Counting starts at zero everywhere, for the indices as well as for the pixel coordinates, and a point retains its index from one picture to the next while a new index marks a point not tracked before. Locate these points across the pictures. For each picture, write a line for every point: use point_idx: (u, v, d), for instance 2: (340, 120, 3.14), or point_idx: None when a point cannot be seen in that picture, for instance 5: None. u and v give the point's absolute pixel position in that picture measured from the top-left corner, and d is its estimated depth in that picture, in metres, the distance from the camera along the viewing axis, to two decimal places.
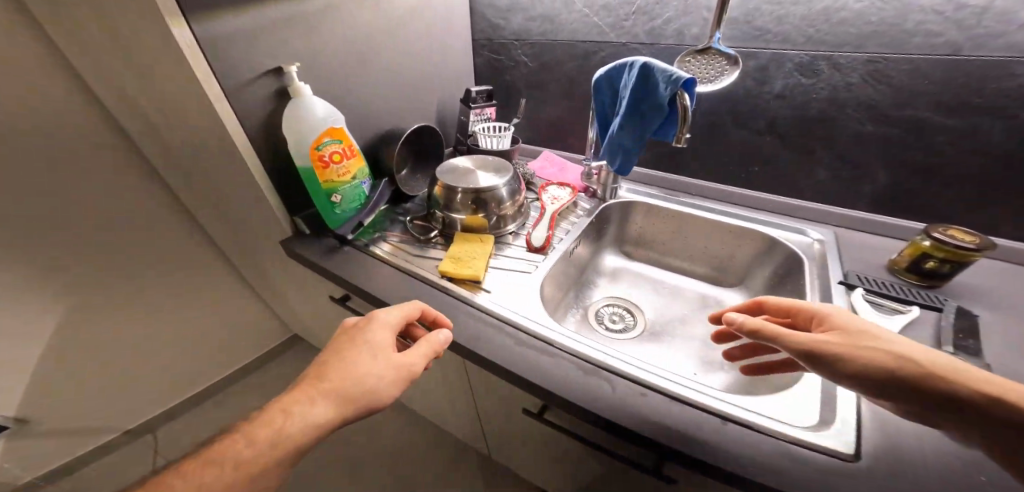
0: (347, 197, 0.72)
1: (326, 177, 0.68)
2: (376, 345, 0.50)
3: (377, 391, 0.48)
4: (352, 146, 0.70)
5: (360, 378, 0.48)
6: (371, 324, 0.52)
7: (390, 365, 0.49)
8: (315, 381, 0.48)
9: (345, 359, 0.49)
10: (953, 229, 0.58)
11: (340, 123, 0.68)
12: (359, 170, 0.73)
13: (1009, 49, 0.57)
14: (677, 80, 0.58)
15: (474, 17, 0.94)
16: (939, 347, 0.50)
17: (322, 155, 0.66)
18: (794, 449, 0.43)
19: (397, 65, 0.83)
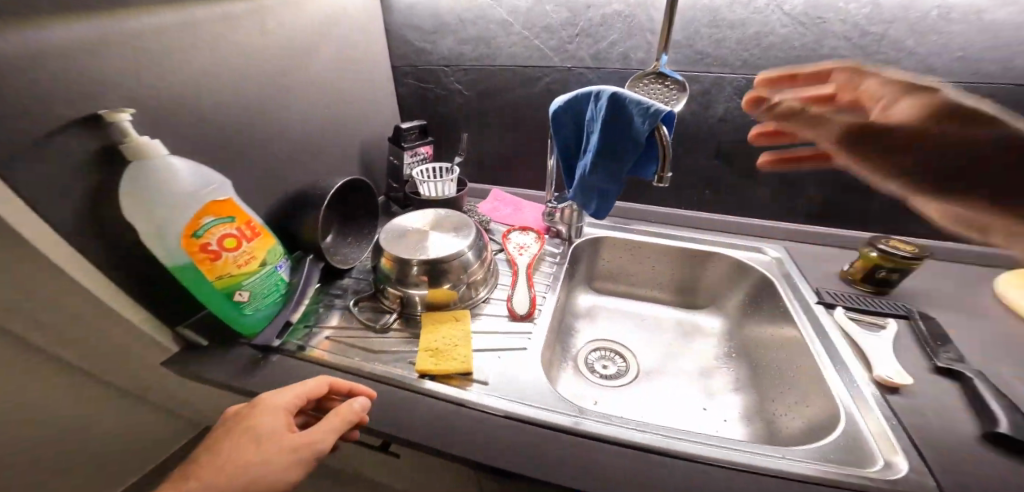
0: (258, 292, 0.53)
1: (219, 273, 0.48)
2: (263, 431, 0.40)
3: (260, 485, 0.37)
4: (249, 222, 0.52)
5: (237, 473, 0.38)
6: (262, 405, 0.42)
7: (278, 451, 0.39)
8: (182, 481, 0.38)
9: (223, 451, 0.39)
10: (894, 240, 0.65)
11: (224, 194, 0.50)
12: (269, 251, 0.54)
13: (900, 73, 0.66)
14: (658, 113, 0.53)
15: (392, 41, 0.82)
16: (931, 358, 0.51)
17: (207, 245, 0.47)
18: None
19: (300, 101, 0.66)
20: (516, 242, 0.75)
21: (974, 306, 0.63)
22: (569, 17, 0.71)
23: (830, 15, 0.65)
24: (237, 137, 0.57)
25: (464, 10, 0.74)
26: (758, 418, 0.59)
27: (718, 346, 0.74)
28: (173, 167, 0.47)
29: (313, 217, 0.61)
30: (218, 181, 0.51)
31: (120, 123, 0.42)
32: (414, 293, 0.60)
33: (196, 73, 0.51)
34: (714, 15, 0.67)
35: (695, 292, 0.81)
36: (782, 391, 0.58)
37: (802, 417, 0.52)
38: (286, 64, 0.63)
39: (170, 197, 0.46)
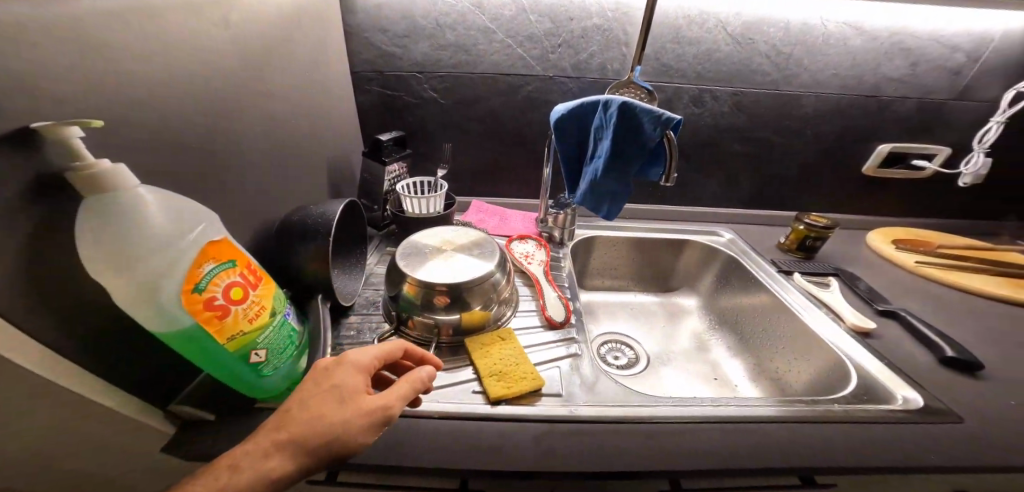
0: (276, 348, 0.42)
1: (231, 333, 0.37)
2: (348, 387, 0.39)
3: (339, 436, 0.37)
4: (250, 264, 0.40)
5: (325, 429, 0.37)
6: (342, 361, 0.42)
7: (363, 408, 0.38)
8: (270, 428, 0.37)
9: (309, 402, 0.38)
10: (813, 215, 0.80)
11: (217, 232, 0.38)
12: (278, 296, 0.43)
13: (803, 85, 0.78)
14: (670, 121, 0.57)
15: (351, 44, 0.72)
16: (872, 304, 0.67)
17: (213, 300, 0.36)
18: (913, 414, 0.48)
19: (270, 117, 0.53)
20: (521, 251, 0.75)
21: (871, 261, 0.81)
22: (552, 28, 0.72)
23: (759, 38, 0.74)
24: (205, 167, 0.44)
25: (441, 15, 0.70)
26: (760, 376, 0.71)
27: (701, 319, 0.86)
28: (147, 204, 0.35)
29: (321, 250, 0.47)
30: (204, 213, 0.39)
31: (69, 141, 0.30)
32: (445, 319, 0.56)
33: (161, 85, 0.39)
34: (677, 32, 0.73)
35: (671, 277, 0.92)
36: (773, 349, 0.70)
37: (806, 371, 0.63)
38: (262, 73, 0.52)
39: (152, 244, 0.34)
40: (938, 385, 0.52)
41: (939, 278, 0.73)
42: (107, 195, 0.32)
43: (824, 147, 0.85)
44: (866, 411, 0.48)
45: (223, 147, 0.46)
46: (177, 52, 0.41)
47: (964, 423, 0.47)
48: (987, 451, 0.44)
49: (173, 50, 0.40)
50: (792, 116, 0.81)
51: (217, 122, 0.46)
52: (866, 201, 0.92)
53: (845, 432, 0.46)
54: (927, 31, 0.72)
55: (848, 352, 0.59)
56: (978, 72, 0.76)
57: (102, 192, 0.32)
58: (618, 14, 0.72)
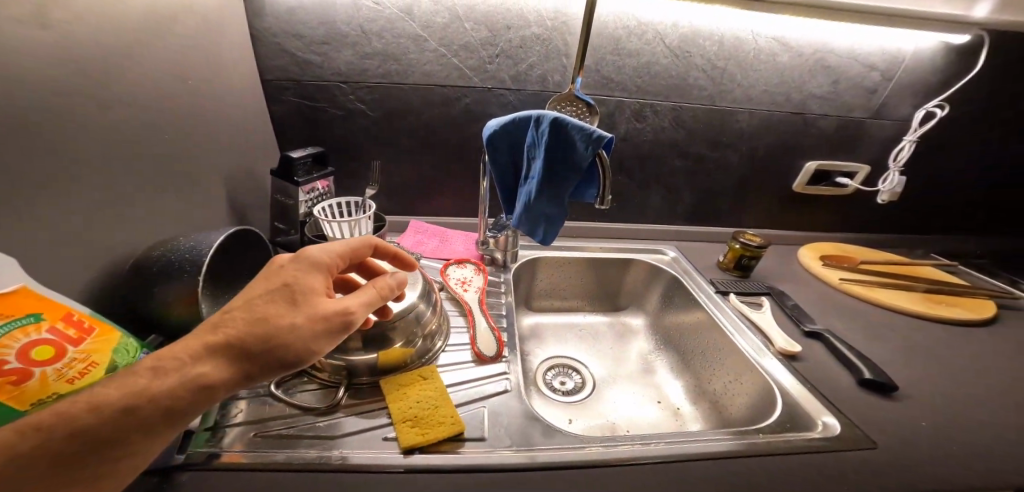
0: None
1: (37, 398, 0.30)
2: (302, 288, 0.38)
3: (291, 335, 0.36)
4: (70, 314, 0.33)
5: (274, 330, 0.36)
6: (295, 261, 0.40)
7: (319, 311, 0.38)
8: (210, 328, 0.35)
9: (257, 303, 0.36)
10: (748, 233, 0.80)
11: (10, 279, 0.29)
12: (118, 347, 0.36)
13: (737, 101, 0.78)
14: (601, 140, 0.54)
15: (261, 50, 0.64)
16: (800, 325, 0.67)
17: (2, 363, 0.28)
18: (829, 440, 0.48)
19: (150, 132, 0.45)
20: (456, 277, 0.72)
21: (803, 277, 0.83)
22: (488, 37, 0.68)
23: (695, 50, 0.72)
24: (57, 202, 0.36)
25: (366, 20, 0.64)
26: (700, 398, 0.71)
27: (646, 340, 0.86)
28: None
29: (186, 291, 0.40)
30: None
31: None
32: (358, 360, 0.51)
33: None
34: (617, 43, 0.71)
35: (618, 296, 0.91)
36: (711, 370, 0.70)
37: (741, 395, 0.63)
38: (144, 85, 0.45)
39: None
40: (859, 409, 0.53)
41: (859, 295, 0.76)
42: None
43: (757, 165, 0.85)
44: (789, 441, 0.48)
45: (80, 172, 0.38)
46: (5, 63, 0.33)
47: (877, 447, 0.48)
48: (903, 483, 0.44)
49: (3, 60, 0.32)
50: (727, 131, 0.81)
51: (78, 143, 0.37)
52: (802, 219, 0.94)
53: (770, 466, 0.45)
54: (845, 48, 0.73)
55: (765, 365, 0.61)
56: (892, 91, 0.78)
57: None
58: (557, 23, 0.69)
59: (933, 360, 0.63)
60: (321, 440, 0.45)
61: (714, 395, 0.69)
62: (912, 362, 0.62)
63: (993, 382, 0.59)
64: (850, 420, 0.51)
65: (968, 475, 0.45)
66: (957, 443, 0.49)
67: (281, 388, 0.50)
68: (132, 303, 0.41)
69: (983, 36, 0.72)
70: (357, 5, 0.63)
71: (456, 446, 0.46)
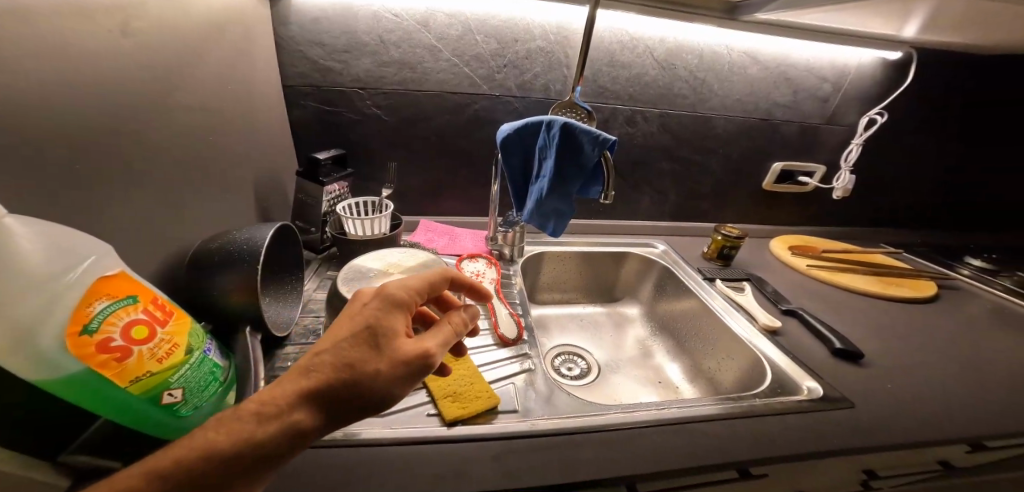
0: (196, 386, 0.36)
1: (134, 376, 0.31)
2: (384, 331, 0.38)
3: (377, 378, 0.36)
4: (157, 298, 0.34)
5: (361, 375, 0.36)
6: (376, 300, 0.39)
7: (401, 353, 0.37)
8: (301, 372, 0.35)
9: (344, 346, 0.36)
10: (728, 225, 0.90)
11: (112, 265, 0.32)
12: (195, 331, 0.37)
13: (715, 108, 0.86)
14: (606, 142, 0.62)
15: (283, 56, 0.67)
16: (778, 304, 0.76)
17: (108, 341, 0.30)
18: (812, 402, 0.56)
19: (196, 134, 0.48)
20: (471, 270, 0.76)
21: (775, 265, 0.93)
22: (497, 49, 0.75)
23: (680, 62, 0.81)
24: (119, 195, 0.38)
25: (386, 32, 0.69)
26: (695, 376, 0.79)
27: (642, 327, 0.94)
28: (17, 235, 0.28)
29: (248, 280, 0.42)
30: (95, 244, 0.32)
31: None
32: None
33: (63, 100, 0.33)
34: (612, 56, 0.79)
35: (613, 288, 0.98)
36: (704, 350, 0.78)
37: (732, 368, 0.71)
38: (192, 88, 0.47)
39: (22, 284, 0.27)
40: (834, 375, 0.61)
41: (823, 278, 0.86)
42: None
43: (735, 166, 0.95)
44: (781, 403, 0.56)
45: (141, 170, 0.40)
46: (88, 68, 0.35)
47: (853, 408, 0.56)
48: (873, 435, 0.53)
49: (75, 61, 0.34)
50: (707, 135, 0.90)
51: (136, 137, 0.40)
52: (775, 214, 1.04)
53: (763, 425, 0.53)
54: (803, 61, 0.82)
55: (759, 347, 0.67)
56: (840, 101, 0.88)
57: None
58: (560, 38, 0.76)
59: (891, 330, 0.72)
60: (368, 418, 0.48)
61: (710, 373, 0.76)
62: (872, 333, 0.72)
63: (934, 349, 0.70)
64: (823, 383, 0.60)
65: (916, 422, 0.55)
66: (906, 398, 0.59)
67: None
68: (193, 291, 0.42)
69: (910, 53, 0.83)
70: (377, 18, 0.68)
71: (492, 418, 0.50)
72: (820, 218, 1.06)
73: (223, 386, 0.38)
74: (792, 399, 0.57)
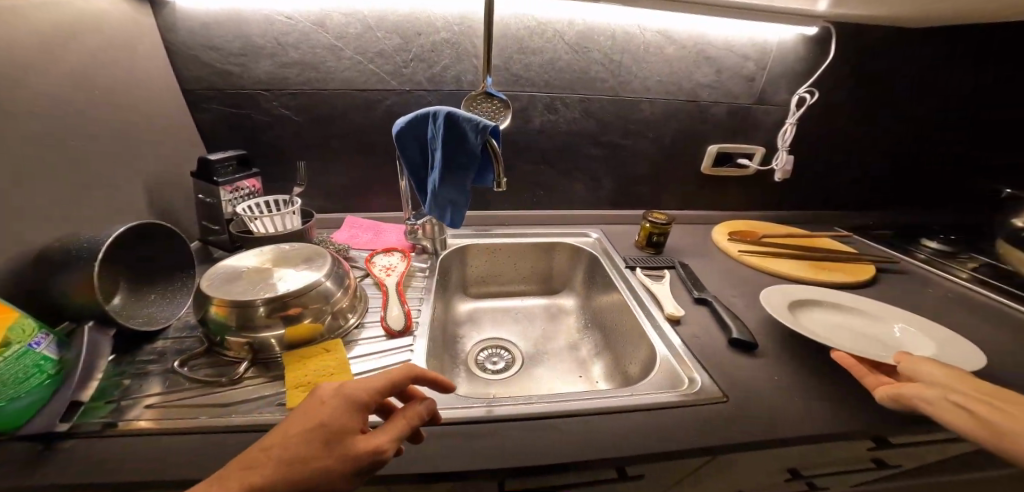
0: (9, 378, 0.37)
1: None
2: (338, 426, 0.34)
3: (319, 477, 0.32)
4: None
5: (303, 474, 0.32)
6: (336, 396, 0.36)
7: (352, 452, 0.34)
8: (240, 466, 0.31)
9: (293, 441, 0.33)
10: (656, 212, 0.87)
11: None
12: (12, 328, 0.38)
13: (636, 92, 0.84)
14: (486, 128, 0.61)
15: (179, 62, 0.69)
16: (692, 292, 0.74)
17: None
18: (677, 397, 0.54)
19: (55, 137, 0.50)
20: (381, 264, 0.77)
21: (713, 252, 0.89)
22: (401, 44, 0.75)
23: (592, 45, 0.79)
24: None
25: (281, 34, 0.70)
26: (614, 371, 0.77)
27: (576, 319, 0.92)
28: None
29: (83, 276, 0.45)
30: None
31: None
32: (264, 336, 0.53)
33: None
34: (520, 43, 0.78)
35: (550, 279, 0.97)
36: (621, 341, 0.76)
37: (639, 359, 0.69)
38: (46, 94, 0.49)
39: None
40: (724, 366, 0.59)
41: (755, 265, 0.82)
42: None
43: (668, 151, 0.92)
44: (653, 398, 0.54)
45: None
46: None
47: (726, 402, 0.53)
48: (751, 427, 0.50)
49: None
50: (632, 120, 0.87)
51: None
52: (721, 200, 1.00)
53: (631, 418, 0.51)
54: (722, 39, 0.79)
55: (658, 343, 0.64)
56: (768, 79, 0.84)
57: None
58: (464, 28, 0.76)
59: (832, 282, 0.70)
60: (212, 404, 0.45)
61: (625, 367, 0.74)
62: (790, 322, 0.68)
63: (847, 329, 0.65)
64: (704, 376, 0.57)
65: (805, 415, 0.52)
66: (802, 388, 0.56)
67: (184, 365, 0.50)
68: (38, 295, 0.45)
69: (828, 27, 0.79)
70: (270, 20, 0.69)
71: None
72: (771, 202, 1.01)
73: (44, 379, 0.40)
74: (661, 394, 0.55)
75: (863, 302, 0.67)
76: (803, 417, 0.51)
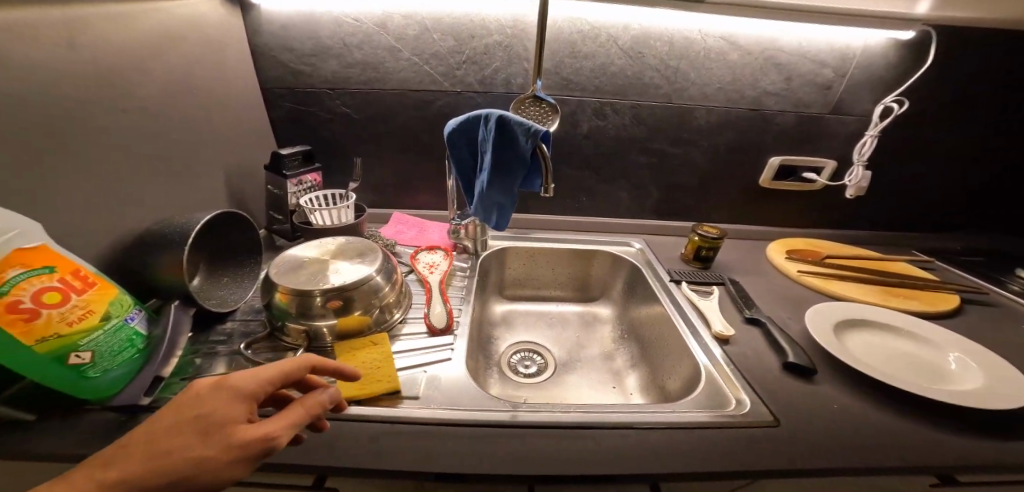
0: (107, 350, 0.40)
1: (40, 336, 0.35)
2: (219, 418, 0.33)
3: (200, 467, 0.31)
4: (78, 270, 0.39)
5: (177, 467, 0.31)
6: (217, 387, 0.35)
7: (233, 441, 0.33)
8: (103, 462, 0.30)
9: (165, 434, 0.32)
10: (706, 225, 0.83)
11: (35, 239, 0.37)
12: (114, 303, 0.42)
13: (692, 100, 0.81)
14: (538, 134, 0.61)
15: (259, 61, 0.75)
16: (743, 311, 0.70)
17: (18, 303, 0.34)
18: (724, 418, 0.51)
19: (157, 126, 0.55)
20: (425, 261, 0.79)
21: (766, 269, 0.84)
22: (454, 46, 0.77)
23: (648, 51, 0.77)
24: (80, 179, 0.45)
25: (347, 35, 0.74)
26: (650, 385, 0.75)
27: (612, 328, 0.91)
28: None
29: (174, 256, 0.49)
30: (20, 218, 0.37)
31: None
32: (319, 325, 0.56)
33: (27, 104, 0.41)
34: (573, 47, 0.77)
35: (586, 286, 0.96)
36: (660, 356, 0.74)
37: (680, 376, 0.67)
38: (153, 88, 0.55)
39: None
40: (782, 391, 0.55)
41: (816, 287, 0.76)
42: None
43: (722, 161, 0.87)
44: (699, 417, 0.51)
45: (105, 159, 0.48)
46: (52, 86, 0.43)
47: (778, 426, 0.50)
48: (814, 459, 0.46)
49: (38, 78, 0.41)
50: (687, 128, 0.84)
51: (98, 131, 0.47)
52: (777, 214, 0.94)
53: (675, 435, 0.49)
54: (793, 44, 0.74)
55: (707, 362, 0.61)
56: (848, 87, 0.78)
57: None
58: (517, 31, 0.76)
59: (882, 308, 0.68)
60: None
61: (664, 383, 0.72)
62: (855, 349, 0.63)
63: (914, 362, 0.59)
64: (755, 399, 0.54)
65: (874, 450, 0.47)
66: (868, 419, 0.51)
67: (249, 348, 0.54)
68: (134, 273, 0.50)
69: (931, 30, 0.72)
70: (339, 22, 0.73)
71: (393, 403, 0.51)
72: (834, 218, 0.94)
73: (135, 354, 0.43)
74: (706, 413, 0.52)
75: (920, 327, 0.63)
76: (873, 453, 0.47)
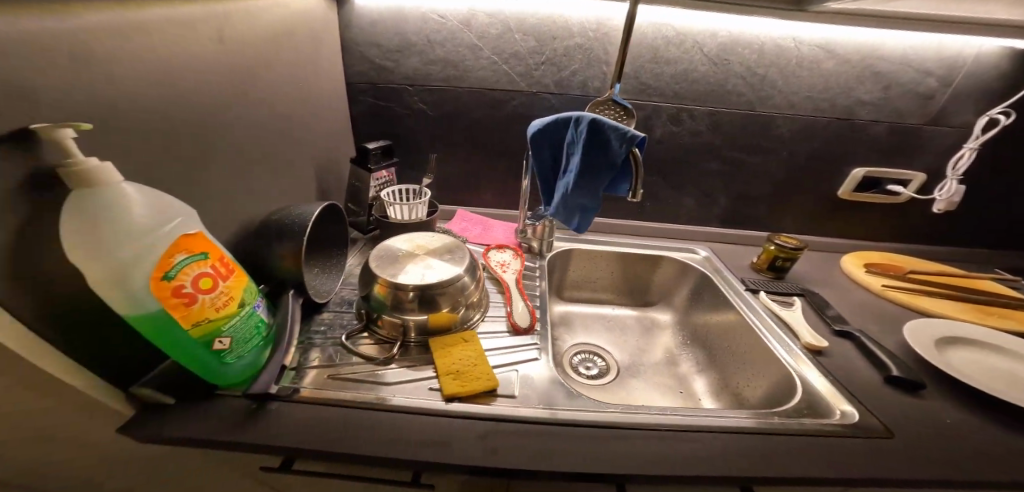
0: (242, 337, 0.42)
1: (196, 320, 0.37)
2: None
3: None
4: (223, 257, 0.41)
5: None
6: None
7: None
8: None
9: None
10: (783, 235, 0.81)
11: (193, 226, 0.39)
12: (249, 290, 0.43)
13: (774, 107, 0.79)
14: (634, 139, 0.60)
15: (346, 56, 0.76)
16: (830, 324, 0.68)
17: (181, 287, 0.36)
18: (832, 426, 0.50)
19: (267, 115, 0.57)
20: (496, 260, 0.79)
21: (841, 281, 0.82)
22: (535, 47, 0.76)
23: (733, 57, 0.75)
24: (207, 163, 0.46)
25: (432, 32, 0.74)
26: (721, 391, 0.73)
27: (673, 335, 0.89)
28: (130, 197, 0.35)
29: (293, 245, 0.50)
30: (182, 205, 0.39)
31: (62, 142, 0.31)
32: (413, 319, 0.56)
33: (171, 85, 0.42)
34: (655, 52, 0.76)
35: (645, 291, 0.94)
36: (735, 365, 0.72)
37: (762, 385, 0.65)
38: (265, 77, 0.56)
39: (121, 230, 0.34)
40: (887, 404, 0.53)
41: (903, 302, 0.74)
42: (94, 190, 0.33)
43: (798, 170, 0.85)
44: (805, 424, 0.50)
45: (228, 145, 0.49)
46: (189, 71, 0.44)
47: (892, 439, 0.49)
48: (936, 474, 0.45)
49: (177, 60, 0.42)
50: (764, 135, 0.82)
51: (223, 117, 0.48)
52: (850, 226, 0.91)
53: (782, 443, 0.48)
54: (892, 51, 0.72)
55: (799, 371, 0.60)
56: (951, 97, 0.76)
57: (89, 188, 0.33)
58: (600, 34, 0.75)
59: (979, 326, 0.65)
60: (375, 382, 0.50)
61: (740, 392, 0.70)
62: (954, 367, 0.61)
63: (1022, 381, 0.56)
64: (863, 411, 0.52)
65: (999, 470, 0.45)
66: (985, 439, 0.49)
67: (348, 339, 0.55)
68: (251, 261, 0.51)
69: None
70: (426, 19, 0.73)
71: (491, 400, 0.50)
72: (909, 231, 0.91)
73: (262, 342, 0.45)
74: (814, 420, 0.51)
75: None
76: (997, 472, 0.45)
